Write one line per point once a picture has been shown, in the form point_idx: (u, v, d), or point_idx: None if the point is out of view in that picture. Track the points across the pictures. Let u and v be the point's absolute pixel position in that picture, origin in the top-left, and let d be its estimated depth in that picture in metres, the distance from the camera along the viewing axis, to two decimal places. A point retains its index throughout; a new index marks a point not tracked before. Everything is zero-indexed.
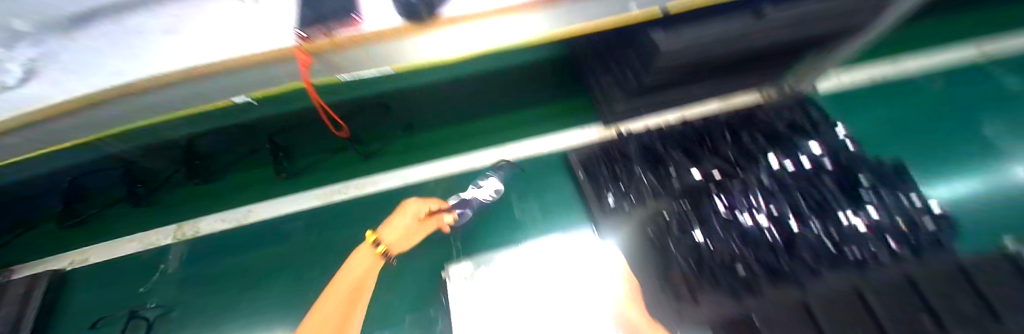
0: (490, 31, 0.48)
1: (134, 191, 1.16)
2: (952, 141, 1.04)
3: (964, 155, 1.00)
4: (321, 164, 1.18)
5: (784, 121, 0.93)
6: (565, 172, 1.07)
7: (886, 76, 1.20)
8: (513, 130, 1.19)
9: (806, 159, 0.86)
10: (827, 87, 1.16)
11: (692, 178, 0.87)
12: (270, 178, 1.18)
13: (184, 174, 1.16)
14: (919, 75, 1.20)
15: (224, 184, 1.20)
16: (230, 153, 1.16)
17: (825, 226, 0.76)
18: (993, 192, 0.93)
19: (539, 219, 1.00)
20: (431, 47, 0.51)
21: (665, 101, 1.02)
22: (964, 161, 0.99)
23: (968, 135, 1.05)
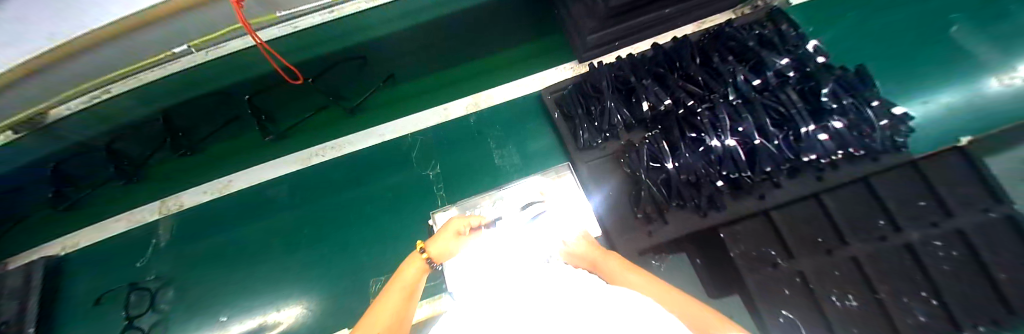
0: None
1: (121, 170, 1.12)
2: (914, 50, 1.07)
3: (925, 65, 1.05)
4: (301, 128, 1.15)
5: (755, 36, 0.91)
6: (542, 115, 1.08)
7: None
8: (487, 76, 1.16)
9: (774, 73, 0.85)
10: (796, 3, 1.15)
11: (661, 104, 0.86)
12: (251, 145, 1.16)
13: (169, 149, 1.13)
14: None
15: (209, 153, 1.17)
16: (206, 123, 1.11)
17: (787, 139, 0.79)
18: (944, 100, 1.00)
19: (520, 164, 1.04)
20: None
21: (636, 26, 0.96)
22: (921, 72, 1.04)
23: (932, 42, 1.08)
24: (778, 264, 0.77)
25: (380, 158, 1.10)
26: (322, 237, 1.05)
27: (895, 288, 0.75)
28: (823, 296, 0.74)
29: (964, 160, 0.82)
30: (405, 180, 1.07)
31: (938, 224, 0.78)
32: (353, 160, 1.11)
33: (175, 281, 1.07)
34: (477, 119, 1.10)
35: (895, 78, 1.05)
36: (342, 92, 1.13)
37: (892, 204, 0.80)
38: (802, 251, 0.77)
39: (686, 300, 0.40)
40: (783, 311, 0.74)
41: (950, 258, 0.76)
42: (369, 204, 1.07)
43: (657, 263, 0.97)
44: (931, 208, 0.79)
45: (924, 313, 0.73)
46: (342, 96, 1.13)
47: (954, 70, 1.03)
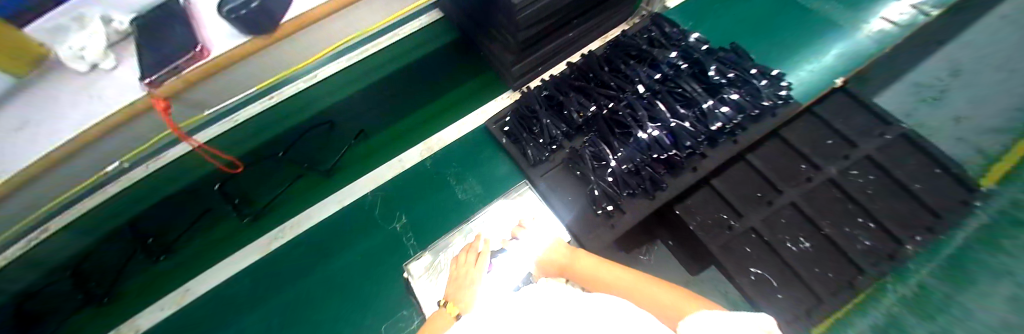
0: (332, 21, 0.59)
1: (87, 297, 0.99)
2: (776, 21, 1.27)
3: (786, 31, 1.25)
4: (247, 223, 1.09)
5: (646, 39, 1.08)
6: (491, 143, 1.14)
7: None
8: (434, 121, 1.20)
9: (671, 65, 1.00)
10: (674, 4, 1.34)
11: (587, 111, 0.97)
12: (202, 247, 1.07)
13: (144, 255, 1.05)
14: None
15: (141, 278, 1.03)
16: (180, 223, 1.08)
17: (698, 116, 0.92)
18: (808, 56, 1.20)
19: (483, 193, 1.07)
20: (281, 50, 0.59)
21: (550, 54, 1.09)
22: (785, 36, 1.24)
23: (786, 11, 1.29)
24: (733, 226, 0.82)
25: (342, 227, 1.08)
26: (296, 327, 0.97)
27: (836, 221, 0.83)
28: (779, 242, 0.80)
29: (851, 98, 0.95)
30: (373, 240, 1.06)
31: (850, 156, 0.88)
32: (317, 235, 1.07)
33: None
34: (433, 163, 1.14)
35: (769, 47, 1.23)
36: (317, 160, 1.15)
37: (809, 148, 0.90)
38: (748, 208, 0.84)
39: (664, 290, 0.57)
40: (752, 269, 0.79)
41: (869, 182, 0.85)
42: (341, 275, 1.02)
43: (645, 257, 0.99)
44: (839, 144, 0.90)
45: (867, 237, 0.80)
46: (318, 163, 1.15)
47: (810, 33, 1.24)
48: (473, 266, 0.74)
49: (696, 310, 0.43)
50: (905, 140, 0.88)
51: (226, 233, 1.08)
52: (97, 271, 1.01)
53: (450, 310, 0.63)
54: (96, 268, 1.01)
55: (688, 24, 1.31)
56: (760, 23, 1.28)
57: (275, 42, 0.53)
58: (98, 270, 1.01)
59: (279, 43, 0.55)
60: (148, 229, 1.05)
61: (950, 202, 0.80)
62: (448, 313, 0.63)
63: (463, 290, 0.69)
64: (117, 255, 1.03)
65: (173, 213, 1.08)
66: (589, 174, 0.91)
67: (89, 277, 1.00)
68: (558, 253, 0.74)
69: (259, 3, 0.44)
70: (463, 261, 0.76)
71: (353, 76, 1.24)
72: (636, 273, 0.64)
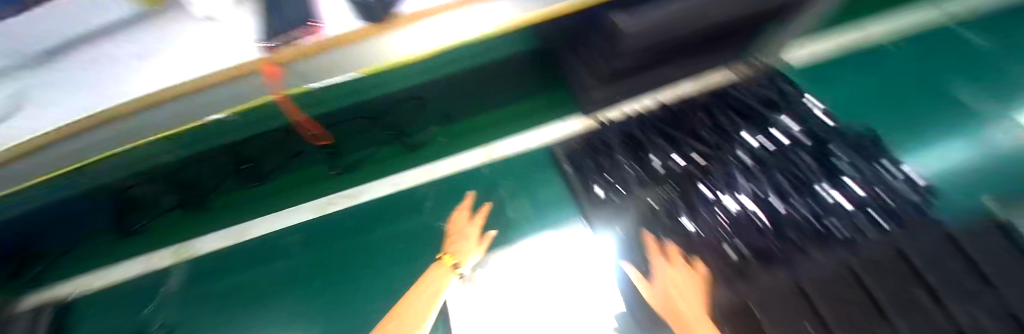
0: (442, 29, 0.61)
1: (183, 200, 1.15)
2: (925, 108, 1.03)
3: (941, 120, 0.99)
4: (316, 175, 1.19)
5: (757, 98, 0.95)
6: (553, 167, 1.09)
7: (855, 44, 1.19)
8: (499, 127, 1.19)
9: (783, 136, 0.88)
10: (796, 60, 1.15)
11: (671, 162, 0.89)
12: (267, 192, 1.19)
13: (237, 181, 1.14)
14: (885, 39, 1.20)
15: (221, 199, 1.18)
16: (272, 164, 1.13)
17: (805, 200, 0.78)
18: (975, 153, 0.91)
19: (531, 217, 1.01)
20: (399, 46, 0.63)
21: (637, 85, 0.98)
22: (939, 126, 0.98)
23: (941, 101, 1.04)
24: None
25: (393, 206, 1.14)
26: (333, 280, 1.05)
27: None
28: None
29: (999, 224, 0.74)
30: (419, 228, 1.08)
31: None
32: (370, 207, 1.17)
33: (182, 324, 1.07)
34: (489, 170, 1.14)
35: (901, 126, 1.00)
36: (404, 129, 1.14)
37: None
38: None
39: None
40: None
41: None
42: (382, 250, 1.07)
43: None
44: None
45: None
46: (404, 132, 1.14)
47: (962, 118, 0.99)
48: (465, 223, 1.00)
49: None
50: None
51: (291, 181, 1.19)
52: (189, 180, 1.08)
53: (448, 263, 0.90)
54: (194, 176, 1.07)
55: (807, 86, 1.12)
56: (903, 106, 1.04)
57: (400, 32, 0.59)
58: (190, 182, 1.09)
59: (401, 34, 0.60)
60: (256, 154, 1.06)
61: None
62: (444, 267, 0.89)
63: (460, 243, 0.95)
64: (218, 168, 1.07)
65: (269, 149, 1.05)
66: (658, 230, 0.84)
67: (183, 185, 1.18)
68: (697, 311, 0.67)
69: None
70: (458, 216, 1.03)
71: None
72: None
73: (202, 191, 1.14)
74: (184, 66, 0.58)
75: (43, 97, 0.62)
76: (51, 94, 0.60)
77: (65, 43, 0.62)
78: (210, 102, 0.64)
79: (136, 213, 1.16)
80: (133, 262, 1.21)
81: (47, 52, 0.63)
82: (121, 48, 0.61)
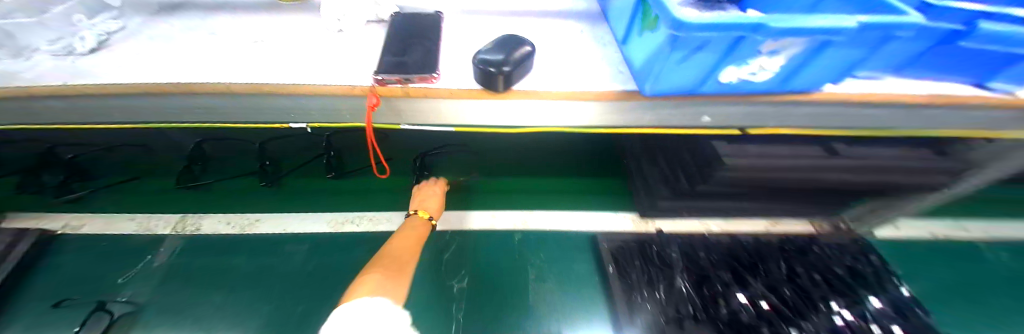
0: (547, 111, 0.59)
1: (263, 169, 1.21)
2: None
3: None
4: (387, 191, 1.20)
5: (843, 265, 0.85)
6: (592, 258, 0.98)
7: (945, 236, 1.10)
8: (544, 197, 1.15)
9: (872, 320, 0.74)
10: (883, 236, 1.07)
11: (738, 305, 0.78)
12: (328, 190, 1.21)
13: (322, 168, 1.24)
14: (979, 241, 1.10)
15: (292, 185, 1.22)
16: (351, 160, 1.27)
17: None
18: None
19: (558, 309, 0.89)
20: (481, 116, 0.61)
21: (709, 208, 0.95)
22: None
23: None
24: None
25: None
26: (327, 307, 0.96)
27: None
28: None
29: None
30: (431, 281, 0.96)
31: None
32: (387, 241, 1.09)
33: (146, 307, 0.96)
34: (522, 239, 1.05)
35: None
36: (490, 169, 1.22)
37: None
38: None
39: None
40: None
41: None
42: None
43: None
44: None
45: None
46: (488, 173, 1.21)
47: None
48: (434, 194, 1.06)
49: None
50: None
51: (343, 187, 1.21)
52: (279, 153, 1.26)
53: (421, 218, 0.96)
54: (279, 150, 1.28)
55: (894, 266, 1.01)
56: (1008, 326, 0.91)
57: (490, 99, 0.57)
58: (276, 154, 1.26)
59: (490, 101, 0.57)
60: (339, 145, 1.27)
61: None
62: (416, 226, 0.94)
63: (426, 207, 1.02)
64: (308, 149, 1.28)
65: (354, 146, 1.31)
66: None
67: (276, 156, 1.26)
68: None
69: (509, 69, 0.51)
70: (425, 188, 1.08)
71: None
72: None
73: (285, 164, 1.25)
74: (304, 71, 0.58)
75: (132, 49, 0.60)
76: (151, 48, 0.60)
77: (210, 14, 0.70)
78: (292, 107, 0.61)
79: (213, 168, 1.25)
80: (131, 215, 1.15)
81: (183, 11, 0.70)
82: (247, 27, 0.67)
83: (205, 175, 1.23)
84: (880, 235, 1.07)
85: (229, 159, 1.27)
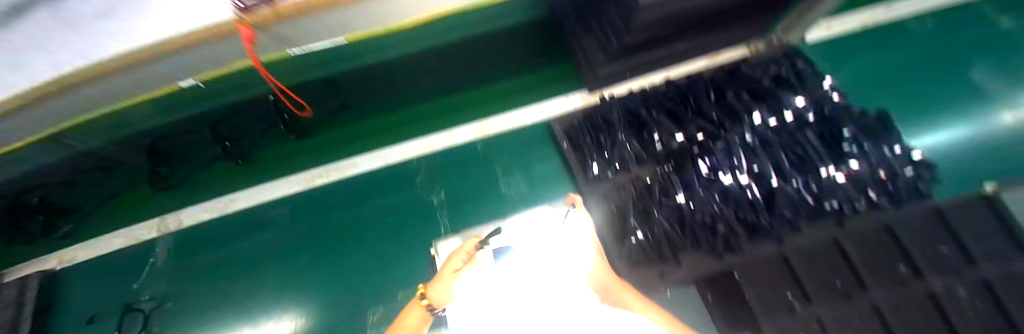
0: None
1: (229, 152, 1.04)
2: (929, 91, 1.04)
3: (939, 104, 1.02)
4: (357, 130, 1.12)
5: (770, 75, 0.90)
6: (550, 143, 1.04)
7: (875, 20, 1.14)
8: (498, 101, 1.13)
9: (790, 115, 0.84)
10: (814, 39, 1.11)
11: (674, 141, 0.85)
12: (304, 149, 1.13)
13: (282, 130, 1.05)
14: (905, 16, 1.15)
15: (268, 152, 1.11)
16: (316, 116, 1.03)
17: (803, 181, 0.77)
18: (958, 141, 0.95)
19: (527, 194, 0.99)
20: None
21: (647, 61, 0.94)
22: (937, 111, 1.00)
23: (944, 83, 1.05)
24: (796, 309, 0.72)
25: (386, 180, 1.09)
26: (324, 252, 1.05)
27: None
28: None
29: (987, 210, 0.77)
30: (412, 203, 1.05)
31: (962, 275, 0.72)
32: (352, 183, 1.11)
33: (169, 297, 1.07)
34: (483, 146, 1.08)
35: (905, 114, 1.00)
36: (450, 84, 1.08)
37: (921, 254, 0.74)
38: (822, 297, 0.72)
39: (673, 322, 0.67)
40: None
41: (980, 313, 0.69)
42: (374, 225, 1.05)
43: None
44: (956, 257, 0.73)
45: None
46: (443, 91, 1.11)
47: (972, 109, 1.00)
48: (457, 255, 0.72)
49: None
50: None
51: (298, 149, 1.13)
52: (234, 132, 1.01)
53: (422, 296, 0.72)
54: (236, 129, 1.00)
55: (821, 65, 1.09)
56: (909, 89, 1.05)
57: None
58: (232, 135, 1.01)
59: None
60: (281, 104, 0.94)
61: None
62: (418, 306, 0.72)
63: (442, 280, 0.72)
64: (256, 120, 0.99)
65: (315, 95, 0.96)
66: (650, 205, 0.82)
67: (228, 135, 1.00)
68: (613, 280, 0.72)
69: None
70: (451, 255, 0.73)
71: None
72: (664, 313, 0.69)
73: (246, 143, 1.05)
74: None
75: None
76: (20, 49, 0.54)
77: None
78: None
79: (179, 165, 1.09)
80: (112, 233, 1.16)
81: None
82: None
83: (177, 173, 1.10)
84: (812, 39, 1.11)
85: (185, 151, 1.04)
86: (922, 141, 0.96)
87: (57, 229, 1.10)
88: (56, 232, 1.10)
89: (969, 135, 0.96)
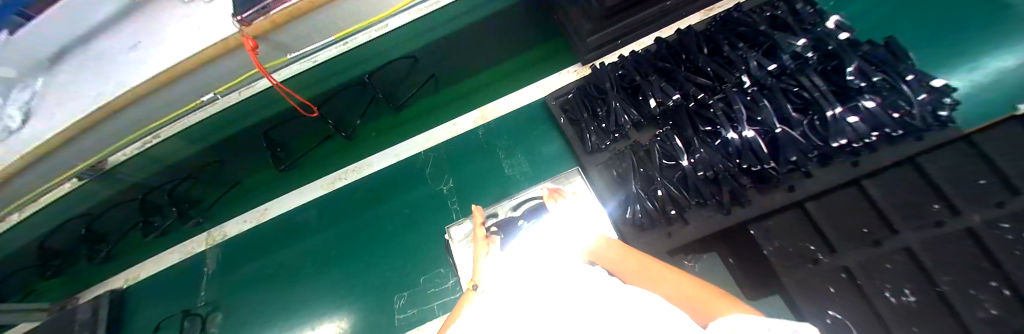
0: None
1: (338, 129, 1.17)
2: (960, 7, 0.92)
3: (971, 23, 0.90)
4: (399, 119, 1.21)
5: (764, 20, 0.86)
6: (550, 120, 1.08)
7: None
8: (495, 88, 1.17)
9: (789, 55, 0.78)
10: None
11: (669, 100, 0.83)
12: (352, 143, 1.21)
13: (382, 105, 1.19)
14: None
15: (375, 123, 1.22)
16: (401, 91, 1.18)
17: (809, 122, 0.72)
18: (987, 64, 0.85)
19: (531, 173, 1.03)
20: None
21: (635, 24, 0.97)
22: (966, 31, 0.90)
23: None
24: (819, 260, 0.72)
25: (397, 176, 1.14)
26: (350, 248, 1.12)
27: (956, 279, 0.65)
28: (872, 291, 0.69)
29: None
30: (426, 193, 1.09)
31: (1003, 205, 0.66)
32: (366, 186, 1.17)
33: (221, 305, 1.17)
34: (485, 132, 1.12)
35: (939, 54, 0.90)
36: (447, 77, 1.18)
37: (950, 188, 0.70)
38: (847, 247, 0.72)
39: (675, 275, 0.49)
40: (831, 312, 0.69)
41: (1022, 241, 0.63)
42: (391, 215, 1.11)
43: (691, 263, 0.93)
44: (994, 187, 0.68)
45: (995, 306, 0.62)
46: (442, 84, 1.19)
47: None
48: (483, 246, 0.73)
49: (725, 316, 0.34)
50: None
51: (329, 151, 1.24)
52: (340, 112, 1.17)
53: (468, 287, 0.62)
54: (342, 105, 1.15)
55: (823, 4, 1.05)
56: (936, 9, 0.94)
57: None
58: (339, 115, 1.17)
59: None
60: (382, 83, 1.12)
61: None
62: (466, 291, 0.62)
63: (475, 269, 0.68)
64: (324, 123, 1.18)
65: (410, 72, 1.12)
66: (652, 170, 0.81)
67: (339, 116, 1.17)
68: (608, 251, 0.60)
69: None
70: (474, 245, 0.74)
71: (409, 33, 1.03)
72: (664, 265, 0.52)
73: (348, 121, 1.20)
74: None
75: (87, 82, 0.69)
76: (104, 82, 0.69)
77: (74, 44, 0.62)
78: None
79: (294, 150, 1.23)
80: (168, 250, 1.31)
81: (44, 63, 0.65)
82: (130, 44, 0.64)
83: (292, 155, 1.23)
84: None
85: (298, 135, 1.20)
86: (960, 80, 0.86)
87: (189, 218, 1.26)
88: (190, 221, 1.26)
89: (1021, 65, 0.83)
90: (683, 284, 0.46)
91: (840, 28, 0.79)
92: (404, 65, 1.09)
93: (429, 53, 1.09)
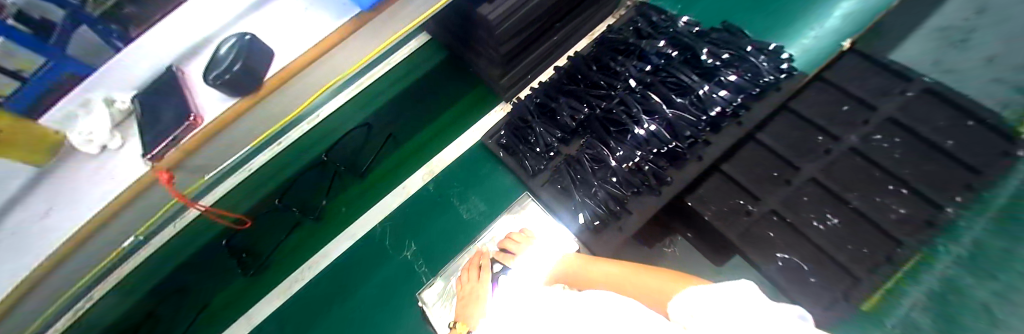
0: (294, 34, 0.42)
1: (304, 210, 1.10)
2: None
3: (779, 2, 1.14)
4: (358, 189, 1.15)
5: (632, 33, 1.01)
6: (492, 157, 1.13)
7: None
8: (433, 144, 1.18)
9: (659, 55, 0.92)
10: None
11: (581, 113, 0.93)
12: (304, 235, 1.12)
13: (346, 176, 1.15)
14: None
15: (343, 196, 1.15)
16: (364, 155, 1.16)
17: (694, 103, 0.85)
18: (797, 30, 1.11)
19: (486, 212, 1.08)
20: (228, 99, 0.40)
21: (535, 61, 1.09)
22: (777, 9, 1.14)
23: None
24: (751, 211, 0.79)
25: (360, 258, 1.09)
26: None
27: (863, 192, 0.76)
28: (802, 223, 0.76)
29: (858, 60, 0.87)
30: (394, 264, 1.07)
31: (868, 121, 0.81)
32: (332, 274, 1.09)
33: None
34: (436, 185, 1.14)
35: (768, 30, 1.12)
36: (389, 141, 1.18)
37: (826, 120, 0.83)
38: (766, 191, 0.80)
39: (645, 271, 0.55)
40: (778, 254, 0.75)
41: (896, 145, 0.78)
42: (364, 298, 1.05)
43: (671, 248, 0.97)
44: (857, 109, 0.82)
45: (901, 205, 0.74)
46: (386, 149, 1.17)
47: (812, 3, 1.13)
48: (476, 281, 0.76)
49: (686, 294, 0.41)
50: (931, 96, 0.80)
51: (291, 243, 1.11)
52: (302, 198, 1.10)
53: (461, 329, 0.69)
54: (306, 188, 1.10)
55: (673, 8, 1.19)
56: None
57: (263, 104, 0.42)
58: (302, 200, 1.10)
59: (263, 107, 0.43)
60: (341, 155, 1.13)
61: (979, 160, 0.73)
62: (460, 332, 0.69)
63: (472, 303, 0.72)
64: (281, 220, 1.09)
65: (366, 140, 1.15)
66: (588, 177, 0.87)
67: (303, 199, 1.10)
68: (582, 264, 0.67)
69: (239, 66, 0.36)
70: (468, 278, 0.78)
71: (355, 104, 1.15)
72: (638, 266, 0.59)
73: (314, 203, 1.11)
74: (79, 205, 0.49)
75: None
76: None
77: None
78: (87, 259, 0.50)
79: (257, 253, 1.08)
80: None
81: None
82: None
83: (259, 258, 1.08)
84: None
85: (257, 239, 1.07)
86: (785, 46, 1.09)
87: None
88: None
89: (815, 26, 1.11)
90: (652, 278, 0.52)
91: (689, 24, 0.96)
92: (359, 133, 1.14)
93: (383, 122, 1.17)
